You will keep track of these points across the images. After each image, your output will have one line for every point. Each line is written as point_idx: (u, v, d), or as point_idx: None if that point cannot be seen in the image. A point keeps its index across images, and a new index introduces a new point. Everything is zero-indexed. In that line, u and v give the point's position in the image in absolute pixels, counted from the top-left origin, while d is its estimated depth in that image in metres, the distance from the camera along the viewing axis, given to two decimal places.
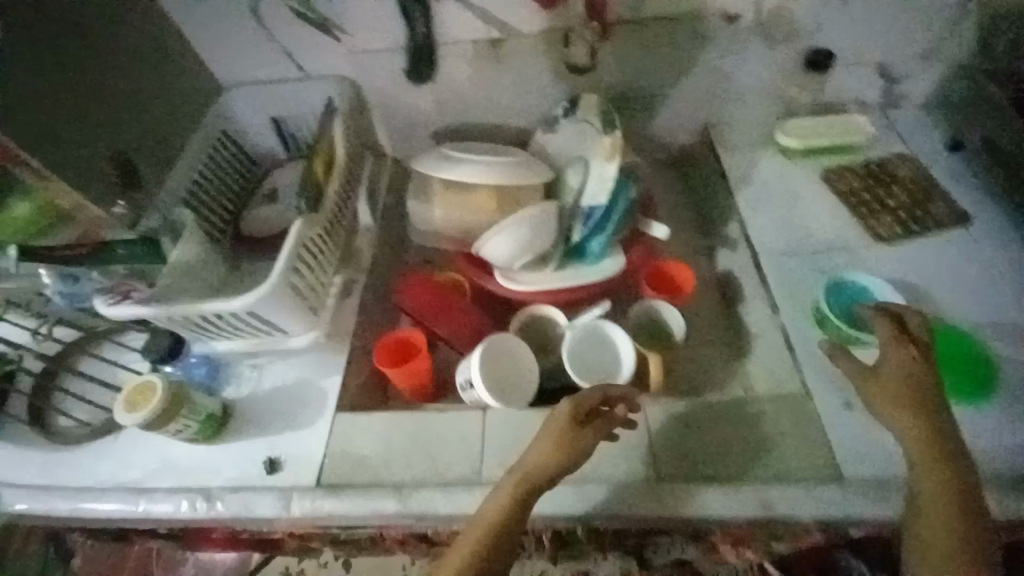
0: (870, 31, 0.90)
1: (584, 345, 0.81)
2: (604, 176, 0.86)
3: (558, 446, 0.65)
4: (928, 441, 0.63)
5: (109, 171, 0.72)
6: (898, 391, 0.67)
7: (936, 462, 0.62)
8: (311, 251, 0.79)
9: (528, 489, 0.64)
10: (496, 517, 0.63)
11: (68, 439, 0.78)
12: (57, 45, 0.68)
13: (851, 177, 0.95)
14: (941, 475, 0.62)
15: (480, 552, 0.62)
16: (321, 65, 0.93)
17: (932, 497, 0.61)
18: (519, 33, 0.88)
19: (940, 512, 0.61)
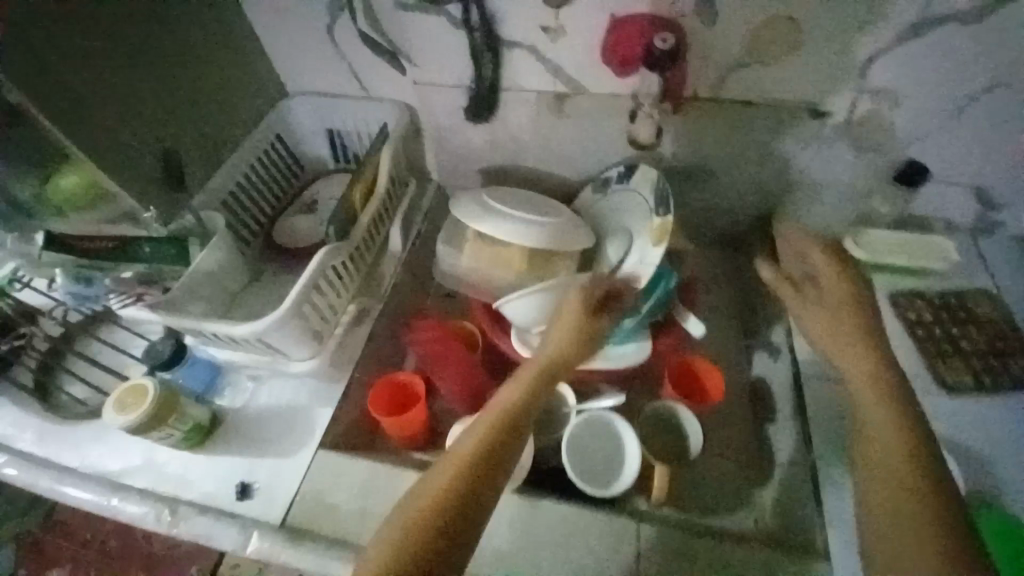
0: (985, 156, 0.78)
1: (588, 434, 0.76)
2: (646, 258, 0.80)
3: (576, 331, 0.68)
4: (871, 389, 0.62)
5: (154, 170, 0.75)
6: (864, 346, 0.65)
7: (878, 415, 0.61)
8: (330, 280, 0.77)
9: (528, 394, 0.61)
10: (500, 418, 0.57)
11: (67, 416, 0.79)
12: (130, 38, 0.70)
13: (922, 306, 0.85)
14: (889, 430, 0.59)
15: (485, 457, 0.54)
16: (382, 88, 0.92)
17: (880, 459, 0.58)
18: (586, 91, 0.83)
19: (887, 484, 0.56)
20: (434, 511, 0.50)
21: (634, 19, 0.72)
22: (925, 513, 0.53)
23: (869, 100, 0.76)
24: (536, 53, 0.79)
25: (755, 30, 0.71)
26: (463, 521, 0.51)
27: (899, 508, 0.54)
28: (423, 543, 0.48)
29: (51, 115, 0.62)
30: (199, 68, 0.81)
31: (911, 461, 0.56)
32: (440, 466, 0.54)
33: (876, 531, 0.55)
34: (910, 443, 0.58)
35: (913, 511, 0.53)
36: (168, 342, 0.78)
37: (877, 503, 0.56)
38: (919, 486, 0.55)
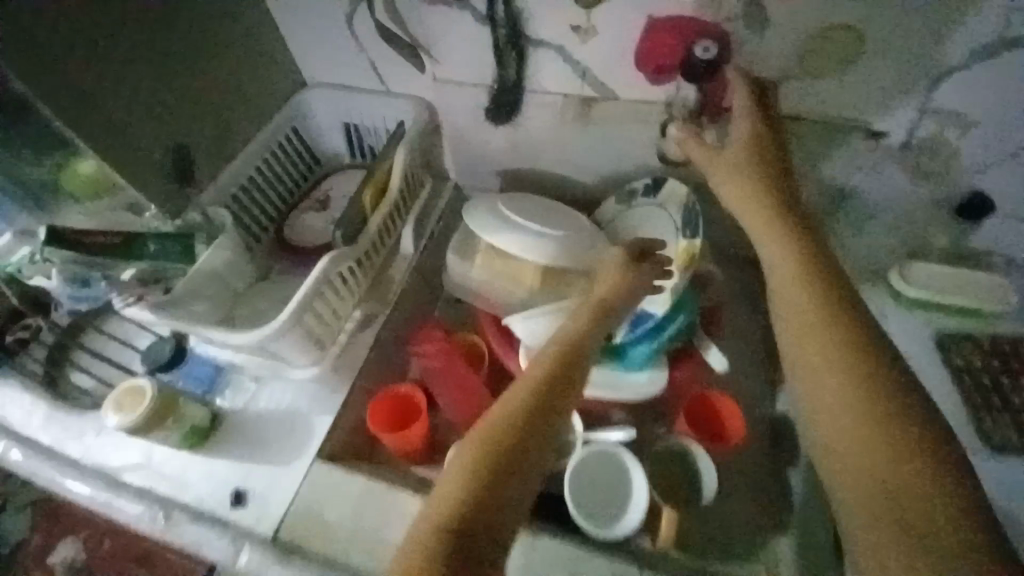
0: None
1: (594, 468, 0.72)
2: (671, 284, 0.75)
3: (620, 278, 0.66)
4: (805, 280, 0.55)
5: (164, 164, 0.73)
6: (816, 300, 0.54)
7: (811, 301, 0.54)
8: (334, 286, 0.74)
9: (563, 350, 0.57)
10: (538, 377, 0.54)
11: (73, 404, 0.80)
12: (143, 28, 0.68)
13: (970, 351, 0.78)
14: (824, 321, 0.53)
15: (527, 415, 0.51)
16: (401, 83, 0.87)
17: (818, 354, 0.52)
18: (616, 97, 0.77)
19: (846, 384, 0.50)
20: (479, 470, 0.47)
21: (672, 25, 0.66)
22: (881, 415, 0.48)
23: (933, 121, 0.68)
24: (564, 54, 0.74)
25: (807, 39, 0.64)
26: (511, 481, 0.48)
27: (855, 413, 0.49)
28: (472, 504, 0.46)
29: (60, 111, 0.60)
30: (212, 57, 0.78)
31: (862, 354, 0.51)
32: (478, 424, 0.51)
33: (828, 437, 0.51)
34: (862, 336, 0.52)
35: (874, 421, 0.48)
36: (168, 343, 0.80)
37: (826, 407, 0.51)
38: (882, 388, 0.49)
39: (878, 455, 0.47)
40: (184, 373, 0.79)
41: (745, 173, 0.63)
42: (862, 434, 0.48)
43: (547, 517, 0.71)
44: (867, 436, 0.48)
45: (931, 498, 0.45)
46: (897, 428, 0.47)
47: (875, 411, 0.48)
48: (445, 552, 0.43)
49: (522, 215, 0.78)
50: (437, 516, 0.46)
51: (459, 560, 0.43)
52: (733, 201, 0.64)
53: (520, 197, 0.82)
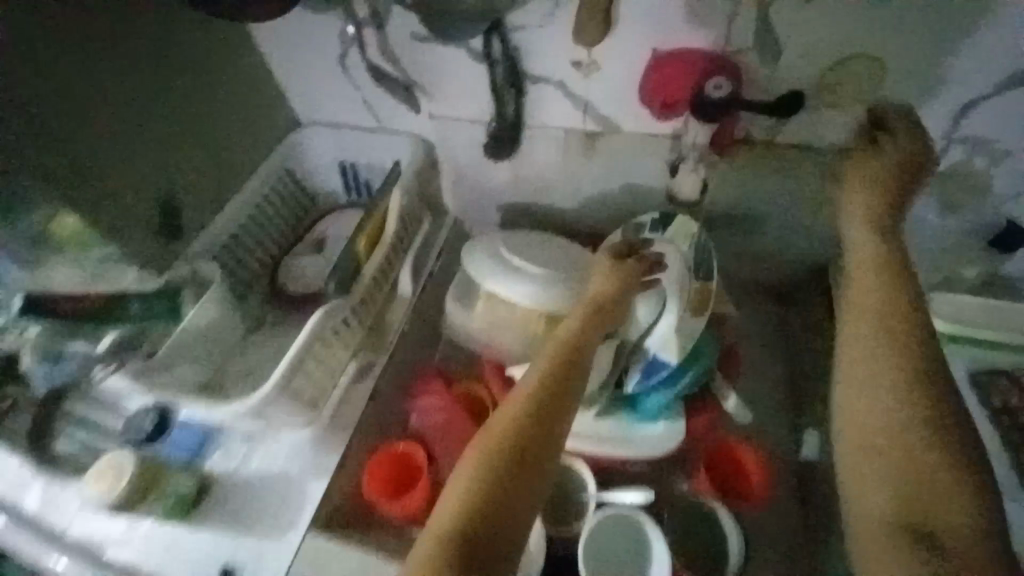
0: None
1: (611, 533, 0.66)
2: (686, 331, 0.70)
3: (613, 275, 0.67)
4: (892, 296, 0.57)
5: (149, 217, 0.69)
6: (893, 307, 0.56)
7: (891, 321, 0.56)
8: (325, 341, 0.69)
9: (569, 351, 0.59)
10: (542, 378, 0.57)
11: (59, 473, 0.74)
12: (129, 77, 0.65)
13: (1012, 391, 0.71)
14: (888, 339, 0.55)
15: (534, 414, 0.54)
16: (396, 120, 0.83)
17: (881, 365, 0.54)
18: (622, 131, 0.73)
19: (898, 401, 0.53)
20: (489, 466, 0.50)
21: (683, 57, 0.63)
22: (923, 436, 0.51)
23: (961, 150, 0.65)
24: (566, 90, 0.70)
25: (824, 72, 0.62)
26: (520, 477, 0.50)
27: (903, 431, 0.52)
28: (485, 498, 0.48)
29: (33, 171, 0.57)
30: (200, 102, 0.74)
31: (918, 375, 0.54)
32: (492, 425, 0.54)
33: (861, 438, 0.54)
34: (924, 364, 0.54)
35: (918, 438, 0.52)
36: (150, 411, 0.74)
37: (867, 419, 0.54)
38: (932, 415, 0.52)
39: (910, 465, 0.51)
40: (166, 444, 0.73)
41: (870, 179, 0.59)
42: (904, 447, 0.52)
43: None
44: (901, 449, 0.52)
45: (952, 516, 0.48)
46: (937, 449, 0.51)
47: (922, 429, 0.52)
48: (460, 544, 0.46)
49: (525, 258, 0.74)
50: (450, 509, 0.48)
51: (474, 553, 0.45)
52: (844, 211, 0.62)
53: (521, 235, 0.78)
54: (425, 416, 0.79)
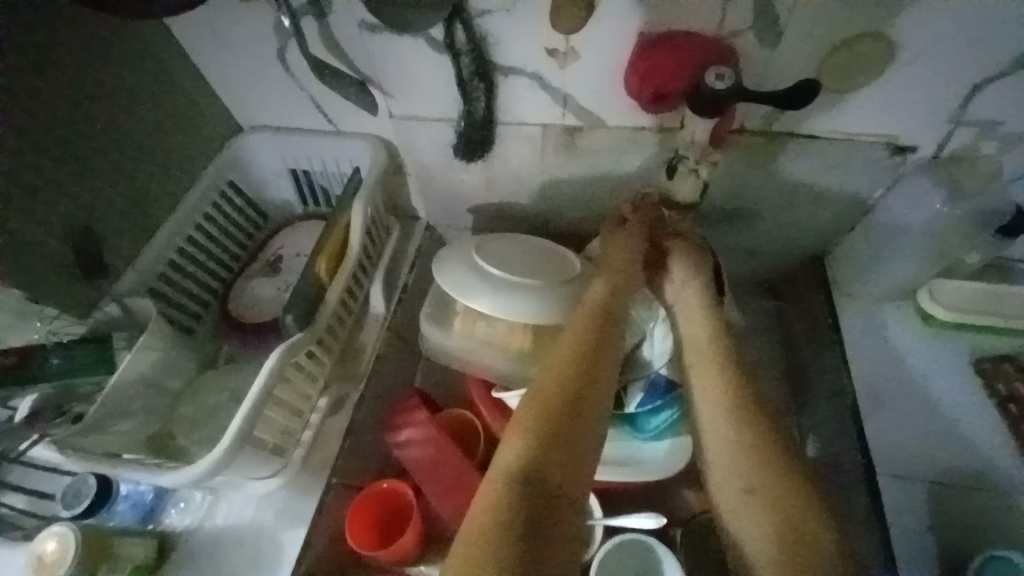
0: None
1: (619, 563, 0.62)
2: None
3: (629, 245, 0.65)
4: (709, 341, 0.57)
5: (65, 256, 0.60)
6: (711, 346, 0.57)
7: (719, 348, 0.57)
8: (287, 379, 0.61)
9: (601, 321, 0.58)
10: (575, 350, 0.55)
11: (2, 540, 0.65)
12: (21, 92, 0.54)
13: (1014, 375, 0.69)
14: (720, 355, 0.56)
15: (570, 384, 0.53)
16: (351, 121, 0.74)
17: (717, 407, 0.53)
18: (604, 125, 0.66)
19: (735, 427, 0.52)
20: (535, 438, 0.49)
21: (672, 42, 0.55)
22: (769, 459, 0.49)
23: (971, 132, 0.62)
24: (541, 81, 0.62)
25: (828, 54, 0.56)
26: (566, 444, 0.49)
27: (770, 495, 0.47)
28: (536, 468, 0.47)
29: None
30: (113, 115, 0.63)
31: (738, 378, 0.54)
32: (533, 402, 0.52)
33: (729, 484, 0.50)
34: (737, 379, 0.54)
35: (763, 470, 0.48)
36: (92, 475, 0.62)
37: (723, 463, 0.51)
38: (758, 425, 0.51)
39: (770, 498, 0.47)
40: (116, 506, 0.66)
41: (690, 263, 0.64)
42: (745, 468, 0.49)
43: None
44: (770, 491, 0.47)
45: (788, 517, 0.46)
46: (788, 477, 0.48)
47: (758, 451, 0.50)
48: (513, 520, 0.43)
49: (506, 270, 0.67)
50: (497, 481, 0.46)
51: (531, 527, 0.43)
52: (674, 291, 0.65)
53: (500, 241, 0.72)
54: (410, 446, 0.72)
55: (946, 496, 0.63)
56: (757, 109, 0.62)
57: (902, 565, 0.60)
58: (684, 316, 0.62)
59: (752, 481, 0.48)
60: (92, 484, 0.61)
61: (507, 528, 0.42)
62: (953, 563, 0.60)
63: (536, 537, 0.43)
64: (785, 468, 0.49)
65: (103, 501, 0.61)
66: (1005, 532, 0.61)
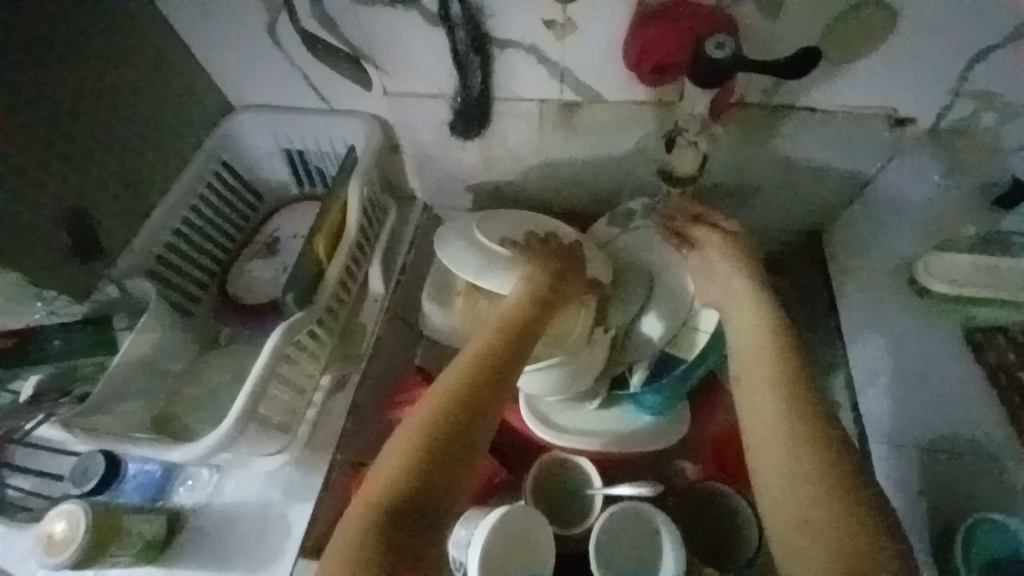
0: None
1: (617, 531, 0.62)
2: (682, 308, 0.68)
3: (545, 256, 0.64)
4: (771, 350, 0.56)
5: (63, 239, 0.60)
6: (765, 337, 0.57)
7: (771, 342, 0.57)
8: (289, 358, 0.62)
9: (519, 326, 0.57)
10: (481, 355, 0.54)
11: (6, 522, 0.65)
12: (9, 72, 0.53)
13: (1006, 345, 0.70)
14: (775, 350, 0.56)
15: (467, 397, 0.51)
16: (346, 99, 0.73)
17: (769, 398, 0.54)
18: (603, 100, 0.65)
19: (786, 417, 0.52)
20: (418, 456, 0.47)
21: (671, 12, 0.54)
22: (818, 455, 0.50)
23: (970, 103, 0.61)
24: (539, 55, 0.61)
25: (829, 25, 0.55)
26: (445, 461, 0.48)
27: (813, 484, 0.49)
28: (412, 486, 0.46)
29: None
30: (104, 95, 0.62)
31: (791, 373, 0.55)
32: (425, 407, 0.51)
33: (772, 466, 0.51)
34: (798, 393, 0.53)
35: (810, 460, 0.50)
36: (99, 454, 0.65)
37: (773, 448, 0.52)
38: (809, 422, 0.52)
39: (820, 498, 0.48)
40: (123, 485, 0.67)
41: (728, 255, 0.64)
42: (802, 487, 0.49)
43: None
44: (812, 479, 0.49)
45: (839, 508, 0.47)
46: (833, 470, 0.49)
47: (821, 469, 0.49)
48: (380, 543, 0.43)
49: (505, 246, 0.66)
50: (368, 500, 0.46)
51: (393, 548, 0.43)
52: (719, 287, 0.64)
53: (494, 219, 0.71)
54: None
55: (938, 463, 0.65)
56: (758, 79, 0.61)
57: None
58: (736, 304, 0.61)
59: (799, 470, 0.50)
60: (101, 462, 0.64)
61: (373, 544, 0.43)
62: (944, 527, 0.62)
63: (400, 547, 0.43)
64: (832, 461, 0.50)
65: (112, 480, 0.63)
66: (994, 496, 0.63)
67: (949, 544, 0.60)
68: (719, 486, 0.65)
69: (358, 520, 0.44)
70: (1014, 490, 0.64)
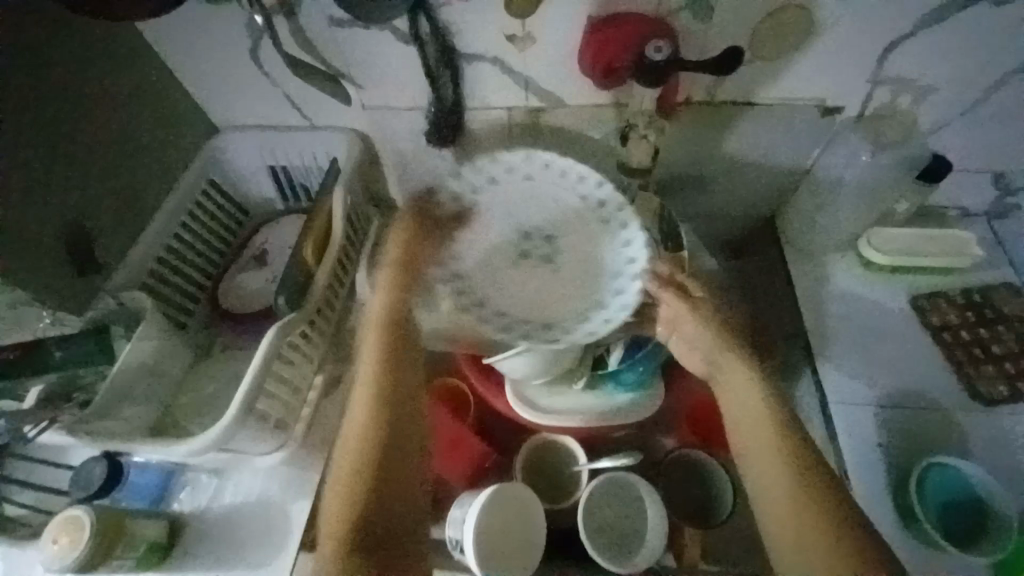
0: (987, 140, 0.73)
1: (603, 503, 0.66)
2: (603, 215, 0.69)
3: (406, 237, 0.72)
4: (762, 404, 0.63)
5: (63, 252, 0.64)
6: (743, 385, 0.65)
7: (751, 389, 0.65)
8: (284, 357, 0.66)
9: (385, 384, 0.67)
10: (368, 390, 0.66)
11: (9, 540, 0.66)
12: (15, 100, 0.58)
13: (944, 306, 0.77)
14: (759, 400, 0.63)
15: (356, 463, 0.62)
16: (327, 115, 0.78)
17: (763, 441, 0.61)
18: (565, 104, 0.71)
19: (777, 456, 0.59)
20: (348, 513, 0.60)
21: (616, 24, 0.61)
22: (805, 483, 0.57)
23: (887, 90, 0.69)
24: (503, 66, 0.67)
25: (755, 28, 0.63)
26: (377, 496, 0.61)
27: (806, 509, 0.56)
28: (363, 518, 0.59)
29: None
30: (101, 119, 0.67)
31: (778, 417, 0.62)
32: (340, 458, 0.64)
33: (768, 497, 0.58)
34: (781, 431, 0.61)
35: (802, 489, 0.57)
36: (100, 460, 0.66)
37: (766, 480, 0.59)
38: (796, 457, 0.59)
39: (812, 520, 0.55)
40: (126, 492, 0.68)
41: (702, 318, 0.69)
42: (783, 507, 0.57)
43: (562, 559, 0.66)
44: (806, 505, 0.56)
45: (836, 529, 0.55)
46: (822, 496, 0.56)
47: (806, 493, 0.57)
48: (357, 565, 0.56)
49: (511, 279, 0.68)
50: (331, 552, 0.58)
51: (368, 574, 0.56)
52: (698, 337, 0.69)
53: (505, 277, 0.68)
54: None
55: (893, 418, 0.71)
56: (701, 77, 0.67)
57: (855, 476, 0.67)
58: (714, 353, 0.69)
59: (792, 498, 0.57)
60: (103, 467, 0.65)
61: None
62: (904, 474, 0.67)
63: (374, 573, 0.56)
64: (819, 488, 0.57)
65: (114, 486, 0.65)
66: (946, 442, 0.69)
67: (907, 489, 0.66)
68: (691, 452, 0.72)
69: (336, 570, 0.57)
70: (962, 435, 0.70)
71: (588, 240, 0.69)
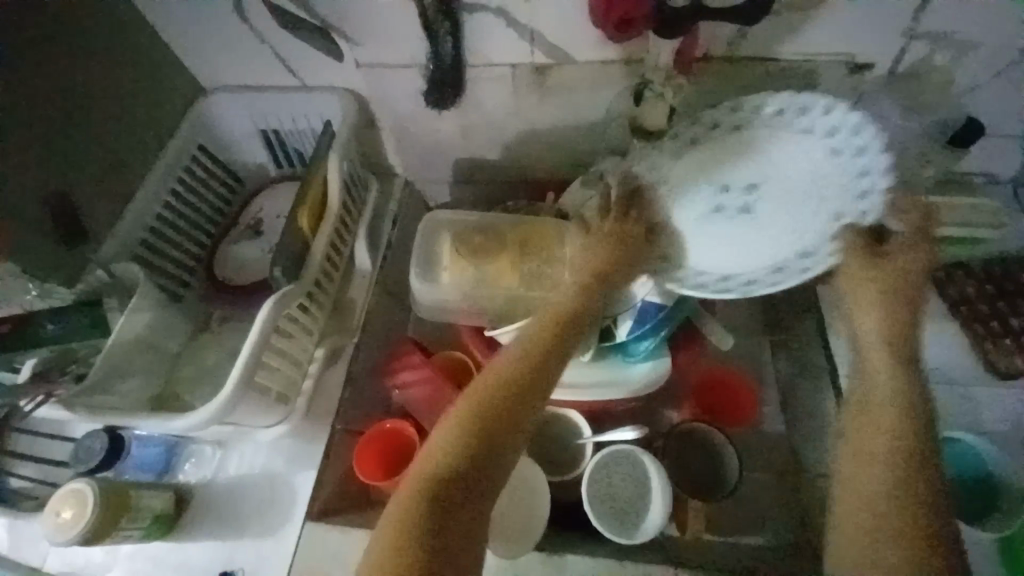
0: None
1: (606, 480, 0.67)
2: (833, 142, 0.65)
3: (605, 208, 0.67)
4: (891, 410, 0.57)
5: (48, 221, 0.61)
6: (877, 376, 0.61)
7: (892, 381, 0.60)
8: (281, 329, 0.64)
9: (555, 331, 0.57)
10: (539, 331, 0.56)
11: (16, 510, 0.67)
12: None
13: (964, 277, 0.74)
14: (894, 397, 0.59)
15: (503, 393, 0.51)
16: (318, 74, 0.73)
17: (881, 433, 0.57)
18: (574, 61, 0.66)
19: (889, 451, 0.56)
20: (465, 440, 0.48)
21: None
22: (907, 479, 0.53)
23: (924, 45, 0.63)
24: (507, 17, 0.62)
25: None
26: (496, 442, 0.49)
27: (893, 503, 0.52)
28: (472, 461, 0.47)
29: None
30: (78, 77, 0.62)
31: (909, 415, 0.57)
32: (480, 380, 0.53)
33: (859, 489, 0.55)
34: (912, 429, 0.56)
35: (897, 482, 0.53)
36: (101, 433, 0.66)
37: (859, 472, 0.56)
38: (915, 456, 0.55)
39: (896, 513, 0.51)
40: (128, 463, 0.69)
41: (879, 306, 0.63)
42: (864, 502, 0.54)
43: (564, 532, 0.66)
44: (889, 500, 0.52)
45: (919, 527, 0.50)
46: (921, 491, 0.52)
47: (889, 498, 0.52)
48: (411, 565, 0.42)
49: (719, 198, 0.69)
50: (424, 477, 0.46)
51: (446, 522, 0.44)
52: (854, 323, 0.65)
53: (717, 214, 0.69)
54: (408, 388, 0.73)
55: None
56: (724, 29, 0.62)
57: None
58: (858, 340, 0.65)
59: (893, 491, 0.53)
60: (103, 440, 0.65)
61: (417, 527, 0.43)
62: None
63: (446, 524, 0.44)
64: (921, 485, 0.53)
65: (116, 458, 0.65)
66: (955, 417, 0.68)
67: None
68: (700, 428, 0.70)
69: (413, 502, 0.45)
70: (972, 410, 0.69)
71: (801, 166, 0.66)
